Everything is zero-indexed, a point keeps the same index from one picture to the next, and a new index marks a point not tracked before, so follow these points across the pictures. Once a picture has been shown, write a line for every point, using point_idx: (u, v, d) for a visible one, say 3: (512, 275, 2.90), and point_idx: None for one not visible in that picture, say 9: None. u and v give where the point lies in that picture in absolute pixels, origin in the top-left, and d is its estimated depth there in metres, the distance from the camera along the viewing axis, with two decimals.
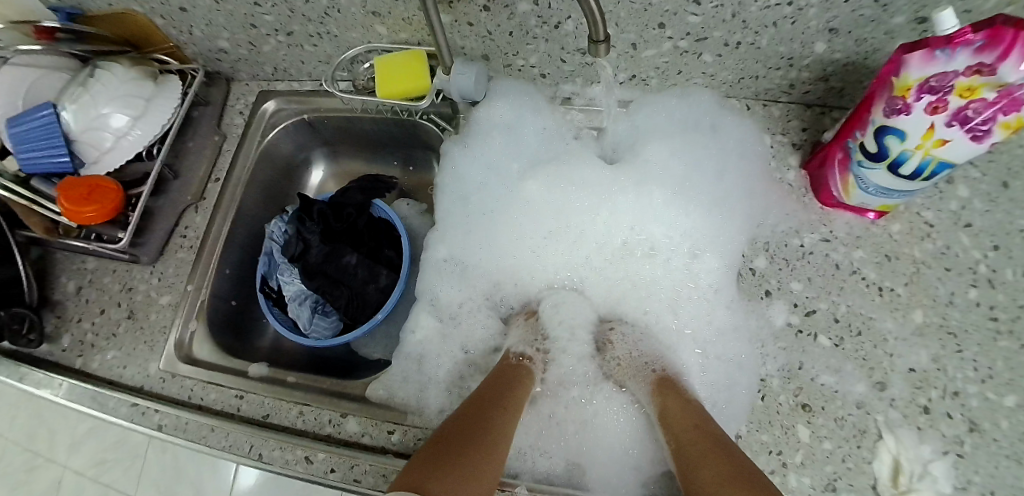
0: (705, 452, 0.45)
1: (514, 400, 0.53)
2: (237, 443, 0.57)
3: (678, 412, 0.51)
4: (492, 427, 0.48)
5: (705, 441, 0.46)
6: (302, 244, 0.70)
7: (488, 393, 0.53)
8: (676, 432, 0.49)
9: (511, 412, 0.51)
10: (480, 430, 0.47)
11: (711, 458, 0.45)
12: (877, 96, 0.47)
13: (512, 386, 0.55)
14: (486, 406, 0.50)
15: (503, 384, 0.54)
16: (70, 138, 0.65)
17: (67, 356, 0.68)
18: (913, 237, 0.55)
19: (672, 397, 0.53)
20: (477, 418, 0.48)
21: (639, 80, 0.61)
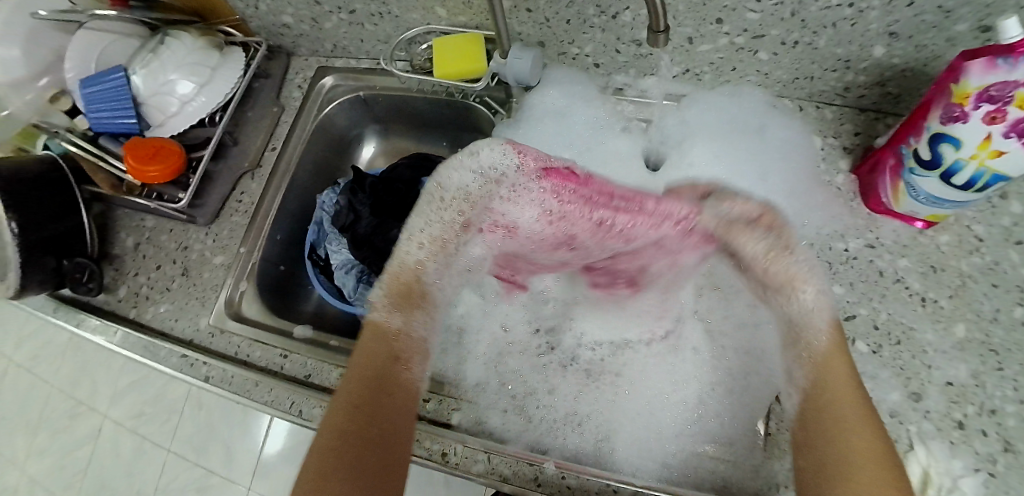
0: (863, 416, 0.43)
1: (389, 379, 0.52)
2: (280, 398, 0.60)
3: (832, 367, 0.47)
4: (377, 427, 0.48)
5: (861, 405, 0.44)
6: (352, 215, 0.73)
7: (359, 379, 0.50)
8: (832, 381, 0.46)
9: (393, 396, 0.51)
10: (364, 438, 0.47)
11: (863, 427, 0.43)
12: (935, 103, 0.46)
13: (379, 356, 0.53)
14: (365, 401, 0.49)
15: (371, 360, 0.52)
16: (138, 101, 0.69)
17: (124, 307, 0.73)
18: (961, 250, 0.54)
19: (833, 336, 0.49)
20: (358, 425, 0.47)
21: (693, 75, 0.62)
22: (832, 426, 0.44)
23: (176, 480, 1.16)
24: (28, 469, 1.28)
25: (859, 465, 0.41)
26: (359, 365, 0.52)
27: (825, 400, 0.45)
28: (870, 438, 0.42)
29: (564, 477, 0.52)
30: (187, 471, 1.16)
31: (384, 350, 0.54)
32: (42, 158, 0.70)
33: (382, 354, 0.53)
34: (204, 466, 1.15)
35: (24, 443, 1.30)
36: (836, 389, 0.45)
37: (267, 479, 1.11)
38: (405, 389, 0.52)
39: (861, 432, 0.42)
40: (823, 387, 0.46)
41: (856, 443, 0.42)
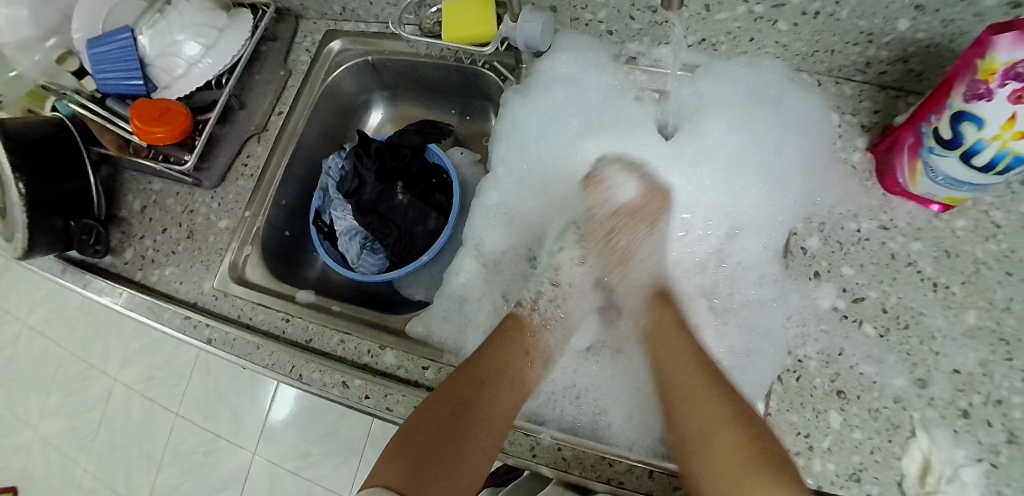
0: (709, 389, 0.50)
1: (511, 375, 0.56)
2: (280, 362, 0.61)
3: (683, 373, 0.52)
4: (483, 415, 0.51)
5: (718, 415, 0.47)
6: (356, 181, 0.72)
7: (483, 367, 0.55)
8: (668, 353, 0.55)
9: (501, 391, 0.54)
10: (470, 422, 0.50)
11: (715, 396, 0.49)
12: (959, 79, 0.44)
13: (510, 355, 0.57)
14: (480, 388, 0.53)
15: (502, 354, 0.57)
16: (145, 63, 0.69)
17: (130, 269, 0.73)
18: (977, 236, 0.53)
19: (665, 338, 0.56)
20: (467, 407, 0.51)
21: (709, 45, 0.60)
22: (685, 400, 0.50)
23: (184, 443, 1.19)
24: (41, 429, 1.31)
25: (713, 428, 0.47)
26: (484, 357, 0.56)
27: (672, 373, 0.53)
28: (716, 401, 0.48)
29: (560, 449, 0.52)
30: (195, 434, 1.18)
31: (513, 347, 0.58)
32: (50, 119, 0.70)
33: (515, 355, 0.57)
34: (212, 429, 1.18)
35: (38, 403, 1.33)
36: (676, 359, 0.54)
37: (272, 444, 1.13)
38: (519, 388, 0.56)
39: (707, 399, 0.49)
40: (660, 361, 0.55)
41: (709, 405, 0.48)
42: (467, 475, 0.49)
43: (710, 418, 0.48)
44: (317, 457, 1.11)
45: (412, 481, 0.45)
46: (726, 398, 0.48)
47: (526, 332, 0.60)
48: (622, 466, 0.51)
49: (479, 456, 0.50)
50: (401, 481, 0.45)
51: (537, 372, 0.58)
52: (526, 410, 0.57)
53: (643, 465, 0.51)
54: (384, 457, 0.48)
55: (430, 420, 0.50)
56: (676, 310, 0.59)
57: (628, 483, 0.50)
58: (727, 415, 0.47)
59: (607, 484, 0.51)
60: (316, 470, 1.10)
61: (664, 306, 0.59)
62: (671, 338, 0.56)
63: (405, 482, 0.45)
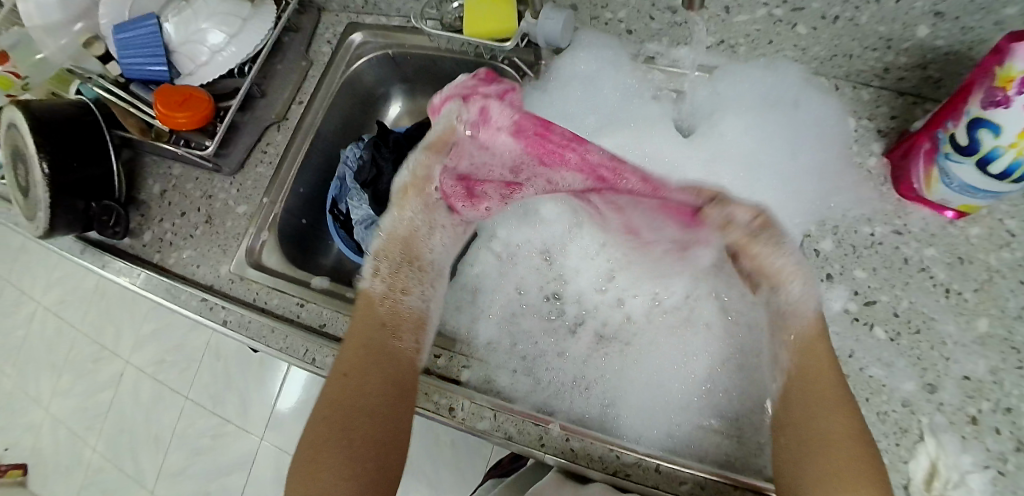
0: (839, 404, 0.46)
1: (381, 353, 0.55)
2: (295, 345, 0.62)
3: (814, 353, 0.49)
4: (361, 402, 0.51)
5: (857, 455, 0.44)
6: (374, 171, 0.73)
7: (347, 357, 0.54)
8: (816, 361, 0.49)
9: (371, 370, 0.53)
10: (352, 419, 0.50)
11: (839, 418, 0.45)
12: (976, 85, 0.45)
13: (369, 333, 0.56)
14: (347, 375, 0.52)
15: (362, 339, 0.56)
16: (169, 49, 0.70)
17: (148, 251, 0.75)
18: (991, 244, 0.53)
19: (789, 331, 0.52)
20: (346, 407, 0.50)
21: (727, 46, 0.61)
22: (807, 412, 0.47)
23: (193, 426, 1.20)
24: (52, 409, 1.33)
25: (846, 461, 0.43)
26: (348, 352, 0.54)
27: (810, 379, 0.48)
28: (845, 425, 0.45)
29: (569, 439, 0.53)
30: (205, 418, 1.20)
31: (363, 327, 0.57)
32: (75, 102, 0.72)
33: (376, 327, 0.57)
34: (221, 414, 1.19)
35: (50, 383, 1.35)
36: (818, 378, 0.48)
37: (279, 430, 1.15)
38: (398, 357, 0.55)
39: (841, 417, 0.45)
40: (804, 365, 0.49)
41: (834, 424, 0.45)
42: (372, 456, 0.49)
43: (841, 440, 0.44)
44: None
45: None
46: (850, 416, 0.45)
47: (380, 309, 0.59)
48: (629, 459, 0.52)
49: (374, 436, 0.49)
50: (301, 490, 0.45)
51: (406, 338, 0.58)
52: (536, 401, 0.58)
53: (650, 459, 0.51)
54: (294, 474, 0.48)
55: (314, 434, 0.49)
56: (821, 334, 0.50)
57: (634, 475, 0.51)
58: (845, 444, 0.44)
59: (614, 476, 0.52)
60: None
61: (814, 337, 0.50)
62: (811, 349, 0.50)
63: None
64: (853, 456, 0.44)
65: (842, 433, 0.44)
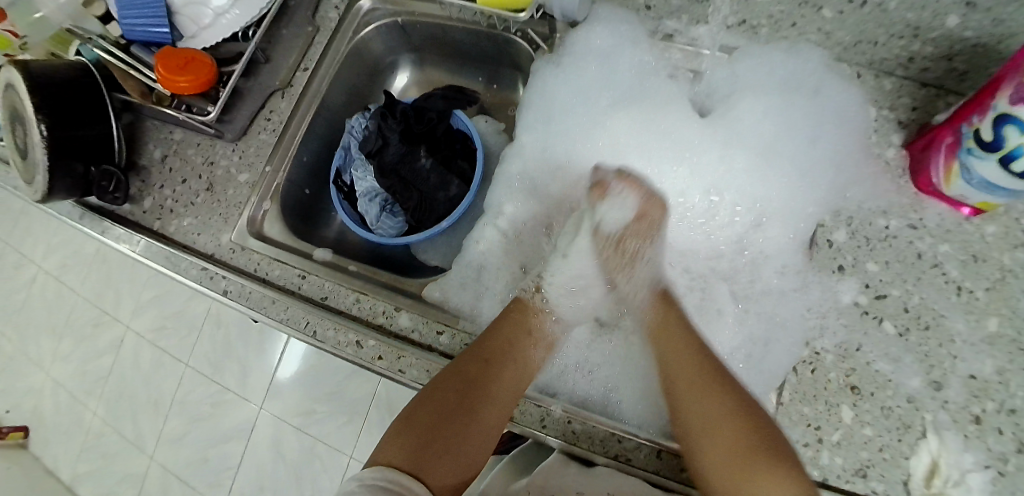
0: (711, 381, 0.51)
1: (511, 361, 0.57)
2: (295, 318, 0.61)
3: (673, 337, 0.56)
4: (478, 404, 0.54)
5: (741, 421, 0.48)
6: (380, 142, 0.72)
7: (492, 347, 0.57)
8: (670, 352, 0.55)
9: (502, 373, 0.56)
10: (466, 412, 0.54)
11: (714, 397, 0.50)
12: (1005, 80, 0.43)
13: (513, 343, 0.58)
14: (486, 368, 0.55)
15: (501, 343, 0.58)
16: (172, 10, 0.69)
17: (148, 218, 0.73)
18: (1006, 243, 0.52)
19: (674, 315, 0.58)
20: (464, 397, 0.54)
21: (748, 27, 0.60)
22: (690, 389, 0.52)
23: (191, 394, 1.20)
24: (51, 372, 1.33)
25: (721, 426, 0.49)
26: (482, 351, 0.57)
27: (672, 375, 0.54)
28: (717, 400, 0.50)
29: (570, 422, 0.52)
30: (203, 387, 1.20)
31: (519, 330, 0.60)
32: (74, 63, 0.69)
33: (516, 336, 0.59)
34: (219, 382, 1.19)
35: (50, 346, 1.35)
36: (677, 364, 0.54)
37: (277, 401, 1.15)
38: (526, 370, 0.57)
39: (715, 397, 0.50)
40: (663, 358, 0.56)
41: (716, 404, 0.50)
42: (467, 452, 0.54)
43: (710, 414, 0.49)
44: (320, 416, 1.12)
45: (418, 457, 0.50)
46: (726, 395, 0.50)
47: (519, 319, 0.61)
48: (631, 443, 0.51)
49: (477, 433, 0.54)
50: (407, 461, 0.50)
51: (540, 351, 0.60)
52: (535, 382, 0.58)
53: (651, 443, 0.51)
54: (388, 435, 0.53)
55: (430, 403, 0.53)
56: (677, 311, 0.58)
57: (636, 460, 0.51)
58: (718, 426, 0.49)
59: (615, 460, 0.51)
60: (319, 428, 1.11)
61: (666, 325, 0.58)
62: (674, 335, 0.56)
63: (413, 464, 0.50)
64: (738, 433, 0.47)
65: (727, 414, 0.49)
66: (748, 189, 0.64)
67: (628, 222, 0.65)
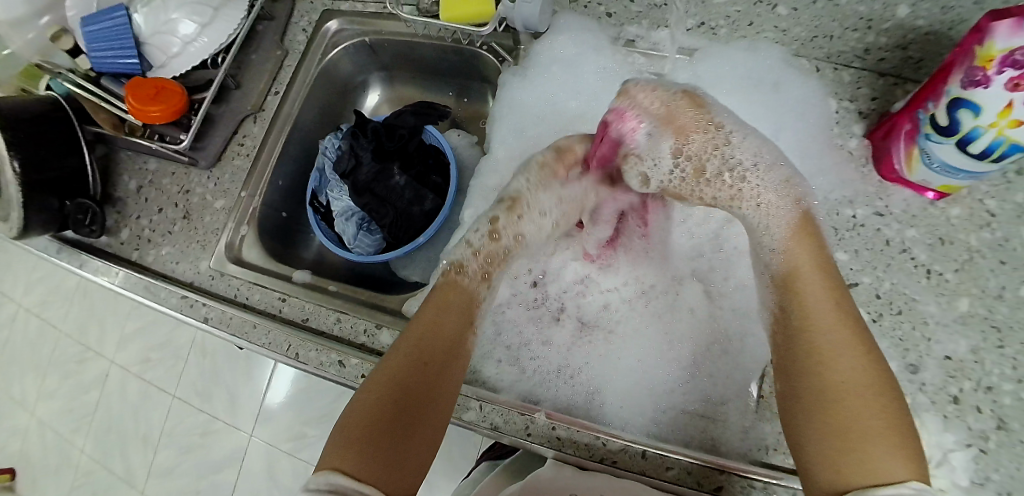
0: (857, 338, 0.44)
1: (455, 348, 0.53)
2: (276, 341, 0.61)
3: (815, 276, 0.48)
4: (428, 395, 0.49)
5: (877, 387, 0.42)
6: (353, 161, 0.72)
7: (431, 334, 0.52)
8: (804, 305, 0.47)
9: (447, 364, 0.51)
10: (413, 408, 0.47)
11: (863, 358, 0.43)
12: (956, 66, 0.45)
13: (450, 325, 0.54)
14: (428, 359, 0.50)
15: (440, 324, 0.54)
16: (140, 41, 0.69)
17: (126, 249, 0.73)
18: (972, 225, 0.53)
19: (813, 256, 0.50)
20: (411, 393, 0.48)
21: (708, 28, 0.62)
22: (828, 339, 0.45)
23: (182, 424, 1.19)
24: (37, 411, 1.31)
25: (855, 388, 0.42)
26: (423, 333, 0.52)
27: (806, 325, 0.46)
28: (865, 365, 0.43)
29: (555, 428, 0.53)
30: (193, 415, 1.19)
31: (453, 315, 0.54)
32: (46, 98, 0.69)
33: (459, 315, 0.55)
34: (210, 410, 1.18)
35: (34, 385, 1.33)
36: (822, 317, 0.46)
37: (270, 425, 1.14)
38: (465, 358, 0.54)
39: (857, 359, 0.43)
40: (790, 314, 0.48)
41: (859, 368, 0.43)
42: (420, 453, 0.47)
43: (850, 370, 0.43)
44: (313, 439, 1.11)
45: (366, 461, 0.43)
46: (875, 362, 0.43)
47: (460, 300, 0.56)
48: (615, 446, 0.52)
49: (432, 428, 0.48)
50: (354, 465, 0.43)
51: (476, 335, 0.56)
52: (520, 391, 0.58)
53: (636, 445, 0.51)
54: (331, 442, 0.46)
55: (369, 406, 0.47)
56: (818, 250, 0.50)
57: (620, 462, 0.51)
58: (868, 386, 0.42)
59: (601, 463, 0.51)
60: (313, 451, 1.10)
61: (810, 269, 0.49)
62: (811, 283, 0.48)
63: (360, 465, 0.43)
64: (875, 406, 0.41)
65: (877, 382, 0.42)
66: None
67: (683, 161, 0.56)
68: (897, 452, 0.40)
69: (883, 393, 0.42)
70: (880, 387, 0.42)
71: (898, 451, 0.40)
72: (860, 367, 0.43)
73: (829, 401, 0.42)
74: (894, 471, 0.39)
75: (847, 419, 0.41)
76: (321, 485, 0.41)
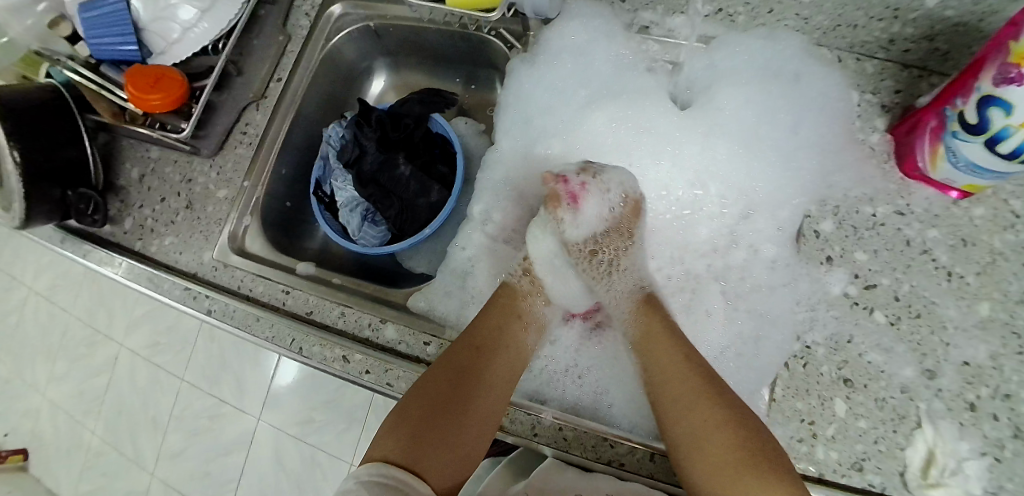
0: (697, 395, 0.49)
1: (502, 345, 0.57)
2: (280, 334, 0.60)
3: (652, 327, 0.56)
4: (478, 386, 0.53)
5: (732, 436, 0.46)
6: (358, 152, 0.71)
7: (482, 336, 0.56)
8: (657, 364, 0.53)
9: (498, 359, 0.56)
10: (458, 411, 0.51)
11: (699, 407, 0.48)
12: (988, 61, 0.42)
13: (502, 328, 0.58)
14: (478, 357, 0.54)
15: (491, 327, 0.58)
16: (139, 27, 0.67)
17: (129, 239, 0.72)
18: (996, 226, 0.51)
19: (656, 320, 0.57)
20: (462, 380, 0.53)
21: (726, 15, 0.59)
22: (672, 406, 0.50)
23: (189, 408, 1.19)
24: (48, 394, 1.32)
25: (708, 436, 0.47)
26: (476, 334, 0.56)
27: (658, 382, 0.52)
28: (708, 410, 0.48)
29: (561, 429, 0.52)
30: (199, 401, 1.19)
31: (502, 320, 0.59)
32: (45, 86, 0.68)
33: (507, 319, 0.59)
34: (217, 395, 1.18)
35: (45, 368, 1.34)
36: (669, 373, 0.52)
37: (276, 410, 1.14)
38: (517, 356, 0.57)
39: (700, 410, 0.48)
40: (647, 370, 0.54)
41: (701, 421, 0.48)
42: (468, 439, 0.51)
43: (705, 427, 0.47)
44: (319, 424, 1.11)
45: (415, 448, 0.48)
46: (713, 408, 0.48)
47: (510, 309, 0.61)
48: (623, 448, 0.51)
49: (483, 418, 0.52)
50: (407, 455, 0.47)
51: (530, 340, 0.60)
52: (525, 389, 0.57)
53: (644, 448, 0.50)
54: (386, 428, 0.50)
55: (433, 388, 0.52)
56: (663, 319, 0.57)
57: (628, 464, 0.50)
58: (717, 437, 0.46)
59: (608, 466, 0.50)
60: (319, 437, 1.11)
61: (659, 324, 0.56)
62: (659, 340, 0.55)
63: (410, 454, 0.47)
64: (731, 452, 0.45)
65: (712, 426, 0.47)
66: (740, 171, 0.62)
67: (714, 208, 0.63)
68: (773, 483, 0.43)
69: (733, 431, 0.46)
70: (729, 429, 0.46)
71: (772, 483, 0.43)
72: (698, 418, 0.48)
73: (687, 452, 0.47)
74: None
75: (712, 463, 0.46)
76: (375, 476, 0.45)
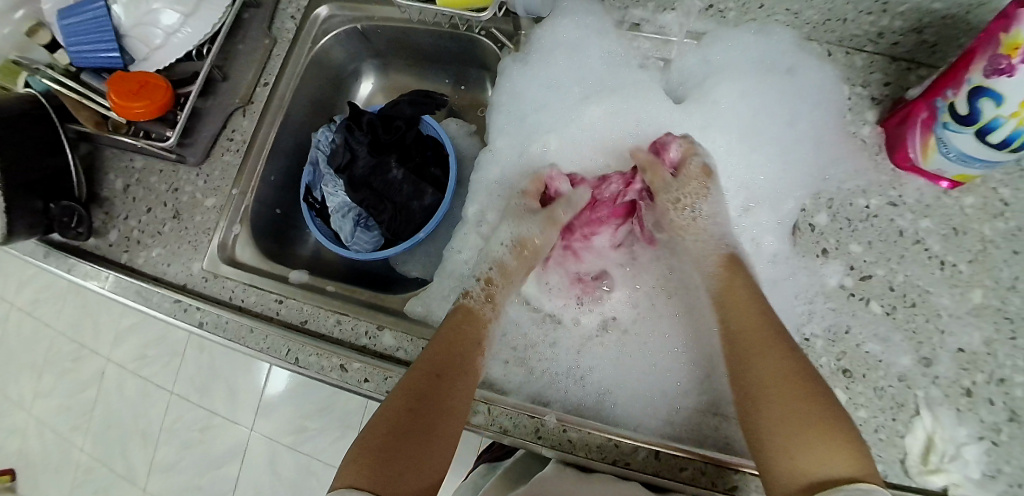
0: (774, 341, 0.48)
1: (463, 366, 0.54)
2: (275, 345, 0.59)
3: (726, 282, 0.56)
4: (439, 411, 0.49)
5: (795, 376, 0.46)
6: (349, 155, 0.70)
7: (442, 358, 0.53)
8: (736, 310, 0.53)
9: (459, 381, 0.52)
10: (421, 440, 0.48)
11: (778, 354, 0.48)
12: (979, 52, 0.43)
13: (463, 348, 0.55)
14: (439, 381, 0.51)
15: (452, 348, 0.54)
16: (120, 33, 0.65)
17: (115, 252, 0.70)
18: (985, 214, 0.52)
19: (740, 277, 0.55)
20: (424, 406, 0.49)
21: (716, 12, 0.58)
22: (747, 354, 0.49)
23: (180, 421, 1.17)
24: (34, 410, 1.29)
25: (778, 384, 0.46)
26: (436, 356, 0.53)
27: (736, 331, 0.51)
28: (782, 358, 0.47)
29: (566, 431, 0.52)
30: (191, 412, 1.17)
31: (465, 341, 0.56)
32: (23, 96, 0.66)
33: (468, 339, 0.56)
34: (208, 406, 1.16)
35: (30, 384, 1.30)
36: (747, 322, 0.51)
37: (269, 420, 1.12)
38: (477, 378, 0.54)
39: (773, 357, 0.47)
40: (727, 319, 0.53)
41: (772, 366, 0.47)
42: (433, 465, 0.47)
43: (777, 375, 0.46)
44: (314, 433, 1.10)
45: (376, 480, 0.44)
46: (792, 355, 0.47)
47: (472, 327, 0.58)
48: (628, 447, 0.51)
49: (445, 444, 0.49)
50: (372, 483, 0.43)
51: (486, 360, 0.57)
52: (529, 391, 0.56)
53: (649, 447, 0.50)
54: (347, 460, 0.46)
55: (393, 416, 0.48)
56: (747, 278, 0.55)
57: (634, 463, 0.50)
58: (784, 383, 0.46)
59: (614, 465, 0.50)
60: (313, 445, 1.09)
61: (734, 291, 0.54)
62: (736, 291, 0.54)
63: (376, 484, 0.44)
64: (796, 402, 0.44)
65: (785, 375, 0.46)
66: (738, 167, 0.63)
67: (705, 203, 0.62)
68: (834, 449, 0.41)
69: (798, 386, 0.45)
70: (799, 380, 0.45)
71: (830, 443, 0.41)
72: (773, 365, 0.47)
73: (751, 397, 0.47)
74: (835, 463, 0.40)
75: (778, 417, 0.45)
76: None
